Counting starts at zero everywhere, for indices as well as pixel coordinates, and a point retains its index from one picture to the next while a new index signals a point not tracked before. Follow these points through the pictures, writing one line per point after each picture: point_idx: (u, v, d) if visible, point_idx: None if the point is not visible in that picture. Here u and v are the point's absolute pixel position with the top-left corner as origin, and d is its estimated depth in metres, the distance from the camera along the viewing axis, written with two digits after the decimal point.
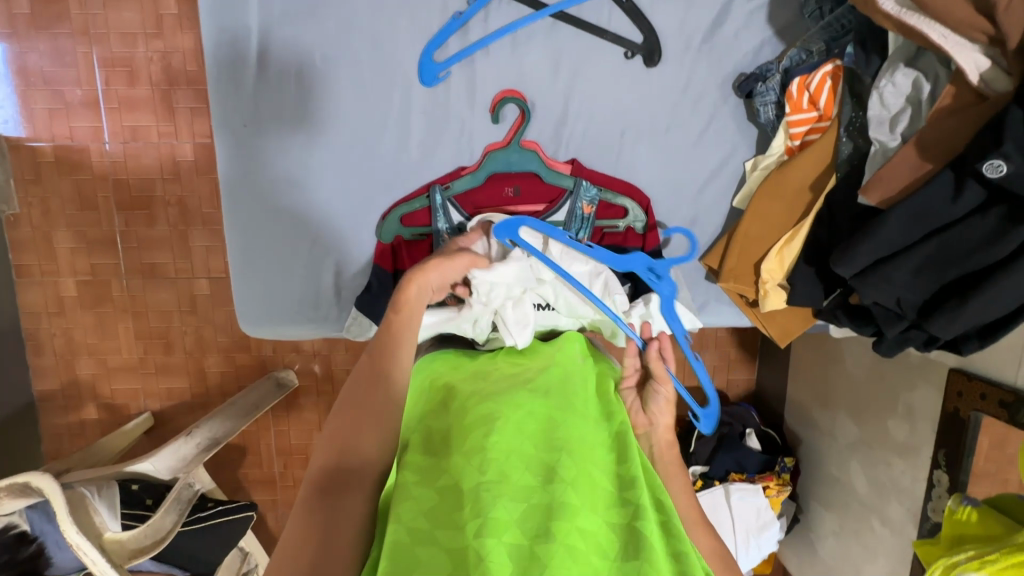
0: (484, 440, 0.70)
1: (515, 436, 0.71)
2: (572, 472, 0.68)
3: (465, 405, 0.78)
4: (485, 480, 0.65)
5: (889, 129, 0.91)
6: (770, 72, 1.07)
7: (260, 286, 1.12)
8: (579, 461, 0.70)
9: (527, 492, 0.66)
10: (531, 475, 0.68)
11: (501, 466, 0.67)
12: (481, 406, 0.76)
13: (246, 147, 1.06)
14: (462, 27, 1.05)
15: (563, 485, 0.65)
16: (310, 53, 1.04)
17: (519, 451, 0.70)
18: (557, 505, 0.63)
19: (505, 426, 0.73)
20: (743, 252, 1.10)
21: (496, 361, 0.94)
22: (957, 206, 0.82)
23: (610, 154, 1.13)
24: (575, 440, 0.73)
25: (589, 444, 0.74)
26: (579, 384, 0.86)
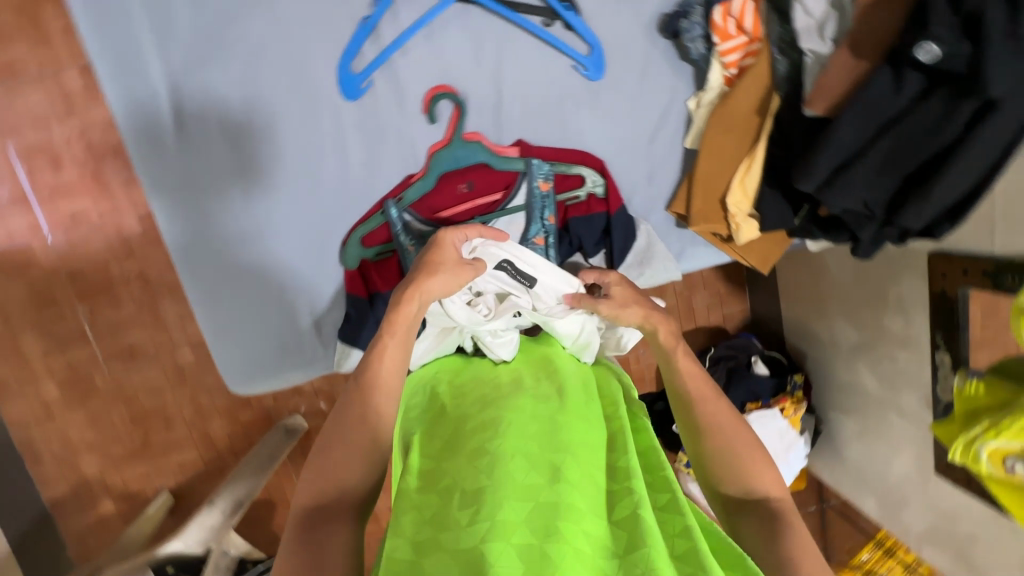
0: (488, 445, 0.73)
1: (521, 440, 0.73)
2: (578, 474, 0.68)
3: (467, 421, 0.82)
4: (490, 483, 0.66)
5: (819, 36, 0.90)
6: (690, 6, 1.04)
7: (240, 344, 1.09)
8: (585, 462, 0.70)
9: (533, 489, 0.65)
10: (537, 473, 0.68)
11: (509, 468, 0.68)
12: (485, 419, 0.79)
13: (185, 207, 1.02)
14: (373, 31, 1.01)
15: (569, 486, 0.65)
16: (230, 98, 0.99)
17: (524, 451, 0.71)
18: (563, 505, 0.63)
19: (506, 431, 0.75)
20: (706, 190, 1.09)
21: (486, 377, 0.95)
22: (902, 96, 0.82)
23: (554, 126, 1.09)
24: (579, 441, 0.73)
25: (593, 444, 0.74)
26: (575, 390, 0.87)
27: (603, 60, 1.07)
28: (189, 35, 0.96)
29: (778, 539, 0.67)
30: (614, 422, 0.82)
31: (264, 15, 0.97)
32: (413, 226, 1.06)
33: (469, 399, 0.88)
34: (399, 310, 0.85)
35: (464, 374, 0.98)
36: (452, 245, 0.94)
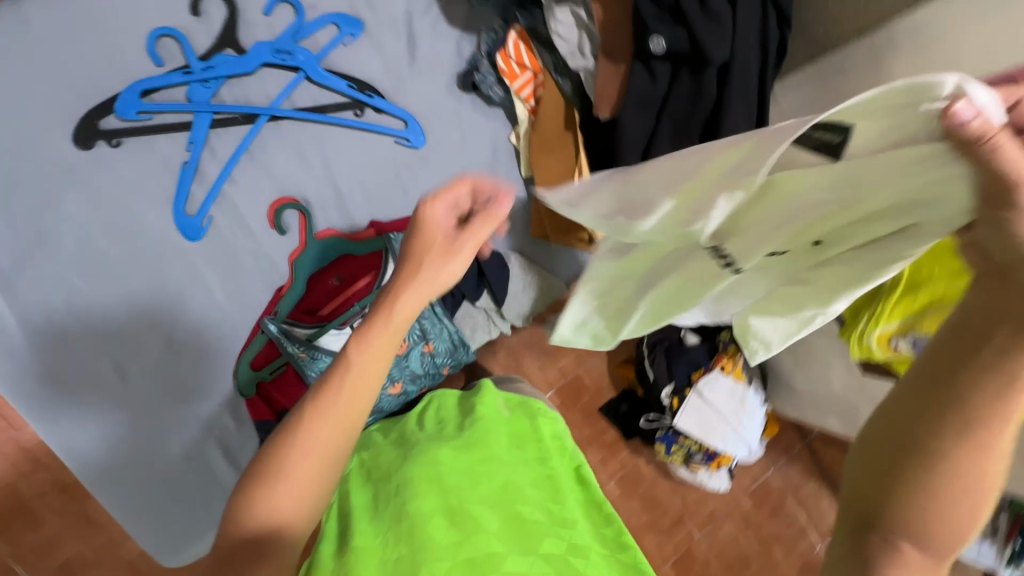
0: (407, 510, 0.77)
1: (440, 493, 0.78)
2: (496, 520, 0.75)
3: (387, 487, 0.83)
4: (408, 548, 0.71)
5: (581, 55, 1.02)
6: (477, 59, 1.15)
7: (155, 515, 1.04)
8: (503, 506, 0.77)
9: (452, 546, 0.70)
10: (454, 530, 0.73)
11: (424, 531, 0.73)
12: (404, 477, 0.82)
13: (53, 405, 0.97)
14: (197, 172, 1.05)
15: (485, 536, 0.72)
16: (67, 280, 0.98)
17: (441, 508, 0.76)
18: (484, 556, 0.69)
19: (419, 488, 0.79)
20: (553, 207, 1.18)
21: (414, 431, 0.98)
22: (659, 82, 0.94)
23: (398, 196, 1.16)
24: (496, 486, 0.81)
25: (516, 485, 0.82)
26: (501, 430, 0.93)
27: (422, 127, 1.16)
28: (10, 236, 0.96)
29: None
30: (544, 462, 0.89)
31: (80, 194, 0.99)
32: (293, 332, 1.04)
33: (389, 457, 0.91)
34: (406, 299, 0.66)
35: (405, 428, 1.00)
36: (443, 221, 0.68)
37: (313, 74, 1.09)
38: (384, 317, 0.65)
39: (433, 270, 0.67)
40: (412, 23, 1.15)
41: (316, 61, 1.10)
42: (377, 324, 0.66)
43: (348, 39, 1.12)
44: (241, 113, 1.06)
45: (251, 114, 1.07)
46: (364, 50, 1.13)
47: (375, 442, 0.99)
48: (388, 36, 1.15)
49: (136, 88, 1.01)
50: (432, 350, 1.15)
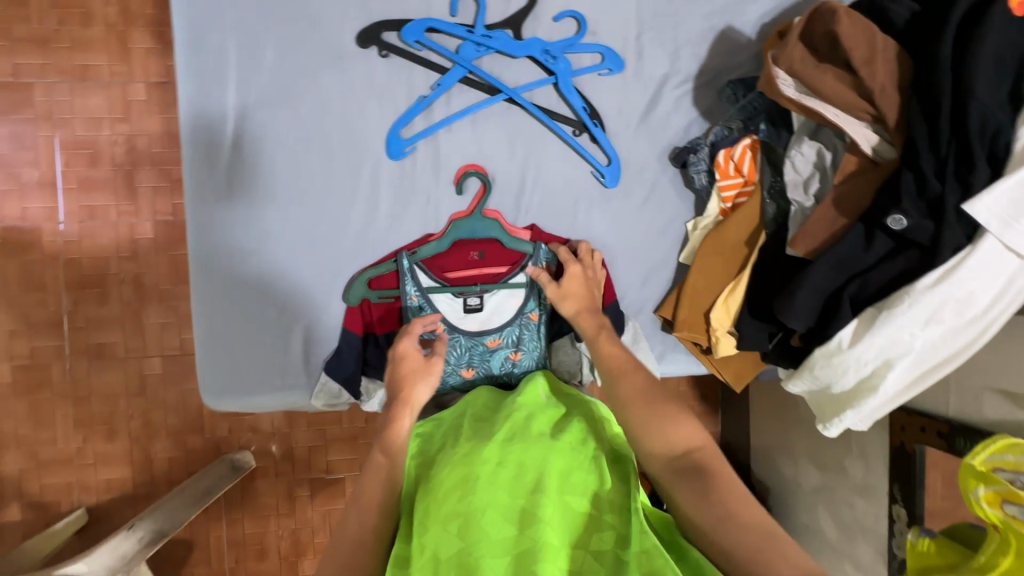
0: (461, 503, 0.74)
1: (491, 489, 0.75)
2: (550, 511, 0.72)
3: (442, 474, 0.81)
4: (467, 545, 0.69)
5: (803, 191, 1.04)
6: (698, 144, 1.20)
7: (227, 358, 1.11)
8: (555, 494, 0.74)
9: (506, 543, 0.69)
10: (508, 526, 0.71)
11: (478, 528, 0.71)
12: (457, 470, 0.80)
13: (214, 220, 1.10)
14: (427, 108, 1.16)
15: (540, 525, 0.69)
16: (282, 136, 1.12)
17: (494, 505, 0.73)
18: (537, 547, 0.67)
19: (478, 484, 0.76)
20: (693, 303, 1.19)
21: (462, 427, 0.95)
22: (871, 251, 0.94)
23: (566, 217, 1.21)
24: (545, 475, 0.77)
25: (563, 472, 0.78)
26: (544, 419, 0.90)
27: (620, 172, 1.22)
28: (266, 80, 1.11)
29: (708, 503, 0.70)
30: (583, 442, 0.84)
31: (335, 78, 1.13)
32: (420, 277, 1.13)
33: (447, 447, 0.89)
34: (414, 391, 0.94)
35: (468, 415, 0.98)
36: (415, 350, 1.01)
37: (561, 84, 1.17)
38: (407, 405, 0.90)
39: (425, 386, 0.95)
40: (662, 87, 1.23)
41: (570, 75, 1.18)
42: (404, 413, 0.90)
43: (603, 72, 1.20)
44: (488, 84, 1.17)
45: (495, 88, 1.17)
46: (610, 87, 1.21)
47: (424, 438, 0.96)
48: (636, 86, 1.22)
49: (425, 22, 1.13)
50: (517, 360, 1.17)
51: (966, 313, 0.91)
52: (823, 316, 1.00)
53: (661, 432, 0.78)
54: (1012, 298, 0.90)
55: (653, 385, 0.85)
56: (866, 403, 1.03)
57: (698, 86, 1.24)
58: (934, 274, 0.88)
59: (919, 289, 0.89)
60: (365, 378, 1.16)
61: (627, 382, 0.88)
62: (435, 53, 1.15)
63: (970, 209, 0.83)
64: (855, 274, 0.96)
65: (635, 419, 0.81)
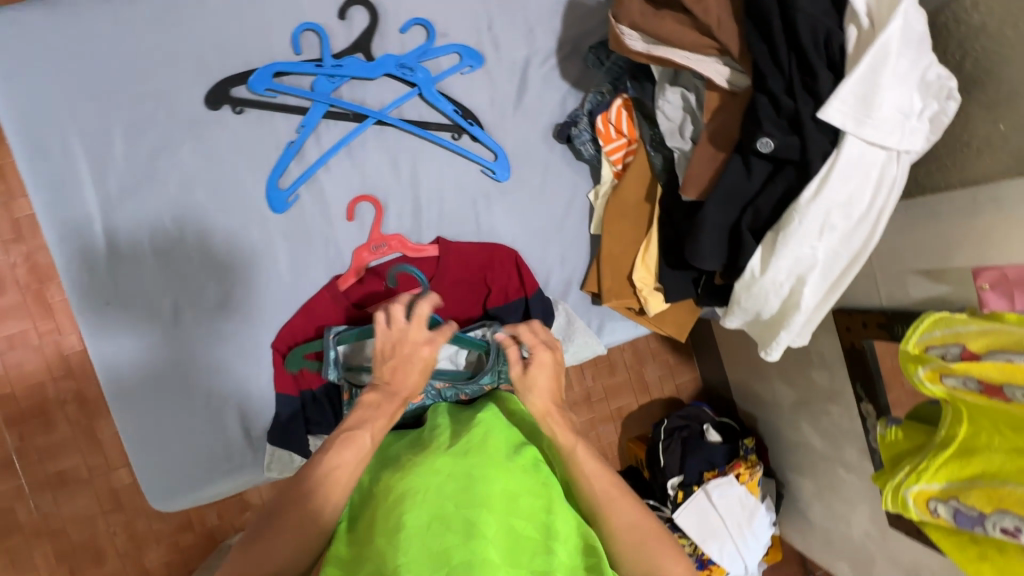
0: (403, 516, 0.75)
1: (436, 502, 0.77)
2: (494, 528, 0.75)
3: (389, 486, 0.82)
4: (403, 557, 0.70)
5: (680, 136, 1.04)
6: (578, 116, 1.21)
7: (164, 455, 1.07)
8: (501, 512, 0.77)
9: (446, 555, 0.71)
10: (450, 538, 0.73)
11: (420, 541, 0.72)
12: (402, 483, 0.81)
13: (110, 324, 1.05)
14: (298, 152, 1.13)
15: (483, 541, 0.72)
16: (158, 218, 1.07)
17: (436, 516, 0.75)
18: (475, 564, 0.70)
19: (423, 498, 0.78)
20: (614, 270, 1.20)
21: (415, 440, 0.95)
22: (753, 179, 0.95)
23: (469, 222, 1.20)
24: (494, 493, 0.79)
25: (514, 492, 0.81)
26: (502, 438, 0.91)
27: (510, 163, 1.21)
28: (126, 167, 1.06)
29: None
30: (537, 470, 0.87)
31: (195, 146, 1.09)
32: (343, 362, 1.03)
33: (397, 459, 0.90)
34: (410, 377, 0.89)
35: (422, 433, 0.97)
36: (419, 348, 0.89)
37: (425, 93, 1.16)
38: (397, 401, 0.88)
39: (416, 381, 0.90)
40: (528, 69, 1.22)
41: (432, 82, 1.17)
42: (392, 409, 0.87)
43: (465, 70, 1.19)
44: (352, 112, 1.14)
45: (360, 114, 1.14)
46: (478, 82, 1.20)
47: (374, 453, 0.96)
48: (503, 75, 1.21)
49: (271, 68, 1.10)
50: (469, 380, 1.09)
51: (854, 214, 0.93)
52: (731, 252, 1.03)
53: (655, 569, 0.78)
54: (891, 190, 0.93)
55: (638, 509, 0.83)
56: (793, 321, 1.05)
57: (563, 58, 1.24)
58: (812, 186, 0.90)
59: (802, 203, 0.90)
60: (312, 436, 1.11)
61: (616, 512, 0.82)
62: (288, 95, 1.11)
63: (824, 117, 0.84)
64: (748, 202, 0.98)
65: (625, 556, 0.79)
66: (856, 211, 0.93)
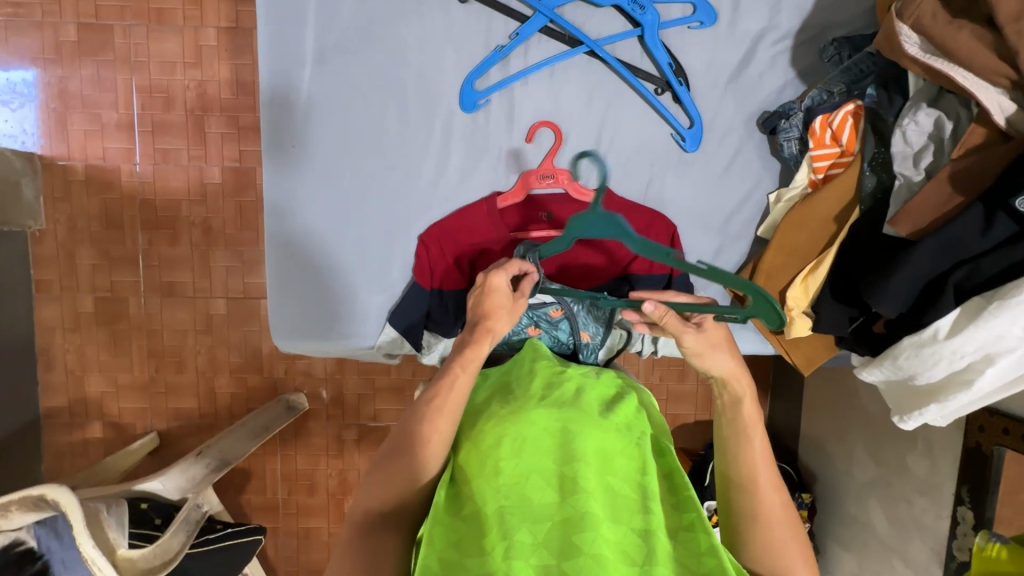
0: (503, 463, 0.75)
1: (535, 454, 0.75)
2: (594, 488, 0.73)
3: (485, 427, 0.80)
4: (507, 503, 0.71)
5: (913, 164, 0.94)
6: (792, 109, 1.11)
7: (296, 305, 1.15)
8: (599, 471, 0.75)
9: (548, 509, 0.71)
10: (551, 491, 0.73)
11: (522, 490, 0.72)
12: (498, 427, 0.79)
13: (290, 168, 1.11)
14: (503, 59, 1.11)
15: (584, 497, 0.71)
16: (357, 84, 1.10)
17: (537, 469, 0.74)
18: (579, 517, 0.69)
19: (526, 447, 0.76)
20: (768, 280, 1.13)
21: (513, 384, 0.91)
22: (987, 237, 0.85)
23: (638, 184, 1.16)
24: (591, 449, 0.76)
25: (611, 452, 0.78)
26: (594, 395, 0.87)
27: (703, 136, 1.15)
28: (344, 24, 1.09)
29: None
30: (632, 430, 0.82)
31: (414, 23, 1.09)
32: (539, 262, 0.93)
33: (489, 400, 0.88)
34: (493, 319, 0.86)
35: (510, 375, 0.94)
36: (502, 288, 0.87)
37: (647, 37, 1.10)
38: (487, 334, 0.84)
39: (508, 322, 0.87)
40: (757, 44, 1.13)
41: (658, 28, 1.10)
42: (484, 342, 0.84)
43: (694, 25, 1.12)
44: (570, 35, 1.10)
45: (576, 40, 1.10)
46: (699, 42, 1.13)
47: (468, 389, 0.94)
48: (729, 42, 1.13)
49: None
50: (587, 340, 1.08)
51: None
52: (918, 304, 0.92)
53: (771, 562, 0.78)
54: None
55: (783, 501, 0.79)
56: (953, 398, 0.96)
57: (799, 44, 1.13)
58: None
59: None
60: (428, 332, 1.15)
61: (769, 512, 0.78)
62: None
63: None
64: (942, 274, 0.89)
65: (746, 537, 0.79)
66: None
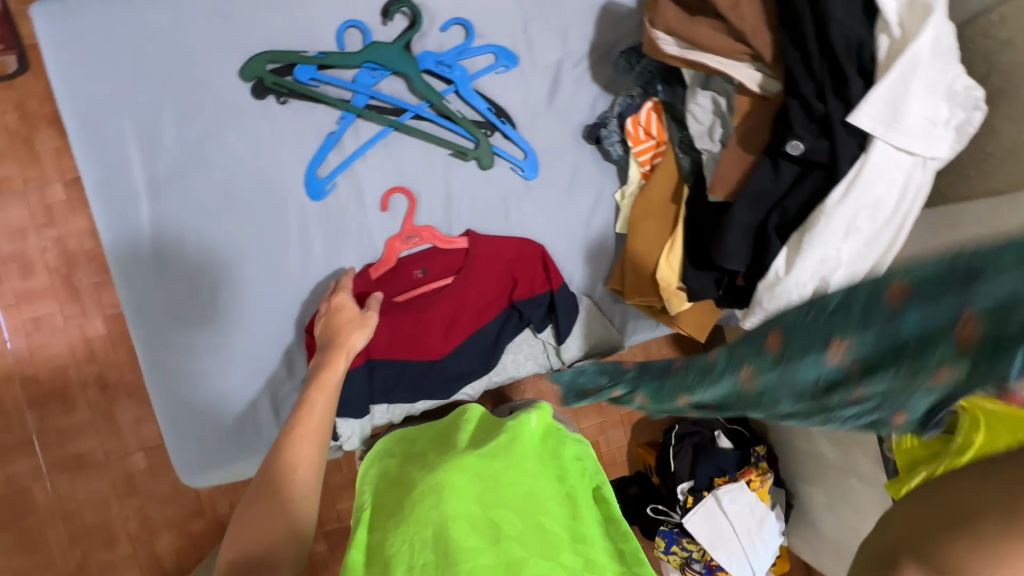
0: (439, 509, 0.76)
1: (472, 501, 0.78)
2: (524, 531, 0.75)
3: (420, 479, 0.83)
4: (444, 550, 0.71)
5: (709, 138, 1.08)
6: (607, 118, 1.24)
7: (193, 433, 1.10)
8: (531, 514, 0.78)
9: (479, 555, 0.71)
10: (483, 536, 0.73)
11: (457, 535, 0.73)
12: (436, 477, 0.81)
13: (151, 301, 1.09)
14: (338, 142, 1.17)
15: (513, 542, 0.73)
16: (201, 203, 1.11)
17: (473, 515, 0.76)
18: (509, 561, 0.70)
19: (463, 495, 0.78)
20: (636, 268, 1.21)
21: (445, 441, 0.95)
22: (780, 181, 0.97)
23: (498, 218, 1.23)
24: (517, 501, 0.80)
25: (541, 498, 0.81)
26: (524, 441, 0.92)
27: (540, 163, 1.25)
28: (171, 151, 1.11)
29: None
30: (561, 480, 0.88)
31: (239, 134, 1.13)
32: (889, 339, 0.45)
33: (422, 454, 0.92)
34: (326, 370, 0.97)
35: (446, 429, 0.98)
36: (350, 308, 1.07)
37: (462, 91, 1.20)
38: (340, 351, 1.00)
39: (360, 333, 1.03)
40: (560, 71, 1.26)
41: (469, 81, 1.21)
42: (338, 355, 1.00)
43: (500, 70, 1.23)
44: (392, 105, 1.18)
45: (400, 108, 1.18)
46: (511, 82, 1.24)
47: (400, 448, 0.97)
48: (537, 76, 1.26)
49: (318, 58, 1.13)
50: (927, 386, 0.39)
51: (879, 218, 0.94)
52: (756, 253, 1.03)
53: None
54: (917, 193, 0.94)
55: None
56: None
57: (594, 62, 1.28)
58: (840, 188, 0.92)
59: (830, 205, 0.92)
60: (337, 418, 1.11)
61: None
62: (331, 84, 1.15)
63: (853, 121, 0.87)
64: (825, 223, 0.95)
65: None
66: (883, 208, 0.93)
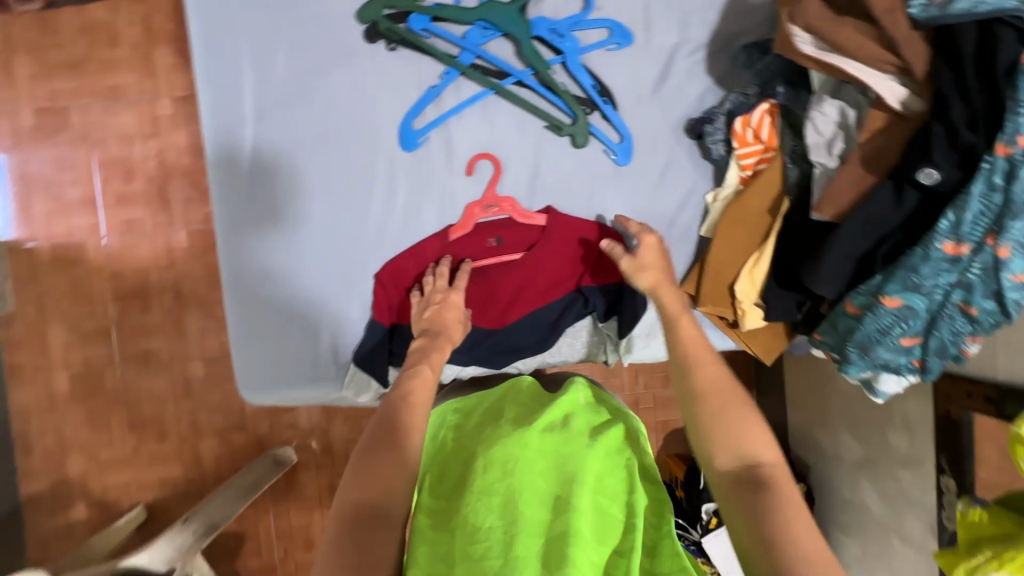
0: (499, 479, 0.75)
1: (532, 472, 0.75)
2: (586, 505, 0.71)
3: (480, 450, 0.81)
4: (506, 521, 0.69)
5: (826, 151, 0.99)
6: (714, 114, 1.17)
7: (258, 352, 1.16)
8: (591, 488, 0.74)
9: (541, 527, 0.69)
10: (545, 508, 0.71)
11: (517, 505, 0.71)
12: (493, 449, 0.80)
13: (239, 223, 1.14)
14: (436, 98, 1.17)
15: (575, 513, 0.69)
16: (300, 136, 1.15)
17: (531, 484, 0.73)
18: (570, 532, 0.67)
19: (520, 466, 0.75)
20: (716, 275, 1.15)
21: (501, 413, 0.94)
22: (901, 211, 0.89)
23: (581, 199, 1.20)
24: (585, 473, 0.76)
25: (601, 473, 0.77)
26: (582, 418, 0.88)
27: (633, 150, 1.21)
28: (281, 82, 1.14)
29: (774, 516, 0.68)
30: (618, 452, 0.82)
31: (345, 75, 1.15)
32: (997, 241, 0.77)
33: (476, 423, 0.92)
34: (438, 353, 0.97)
35: (500, 403, 0.97)
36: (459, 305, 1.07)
37: (570, 63, 1.16)
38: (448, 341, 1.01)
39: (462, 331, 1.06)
40: (673, 57, 1.20)
41: (578, 54, 1.17)
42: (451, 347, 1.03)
43: (611, 46, 1.19)
44: (496, 68, 1.16)
45: (503, 72, 1.17)
46: (620, 61, 1.19)
47: (457, 415, 0.97)
48: (648, 59, 1.20)
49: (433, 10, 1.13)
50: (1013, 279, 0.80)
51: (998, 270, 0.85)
52: (855, 281, 0.96)
53: (763, 505, 0.69)
54: None
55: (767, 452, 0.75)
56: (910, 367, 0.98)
57: (712, 53, 1.20)
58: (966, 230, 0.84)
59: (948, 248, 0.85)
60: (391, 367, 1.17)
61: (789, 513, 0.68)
62: (441, 38, 1.14)
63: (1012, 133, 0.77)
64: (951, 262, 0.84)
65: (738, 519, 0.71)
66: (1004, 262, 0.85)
